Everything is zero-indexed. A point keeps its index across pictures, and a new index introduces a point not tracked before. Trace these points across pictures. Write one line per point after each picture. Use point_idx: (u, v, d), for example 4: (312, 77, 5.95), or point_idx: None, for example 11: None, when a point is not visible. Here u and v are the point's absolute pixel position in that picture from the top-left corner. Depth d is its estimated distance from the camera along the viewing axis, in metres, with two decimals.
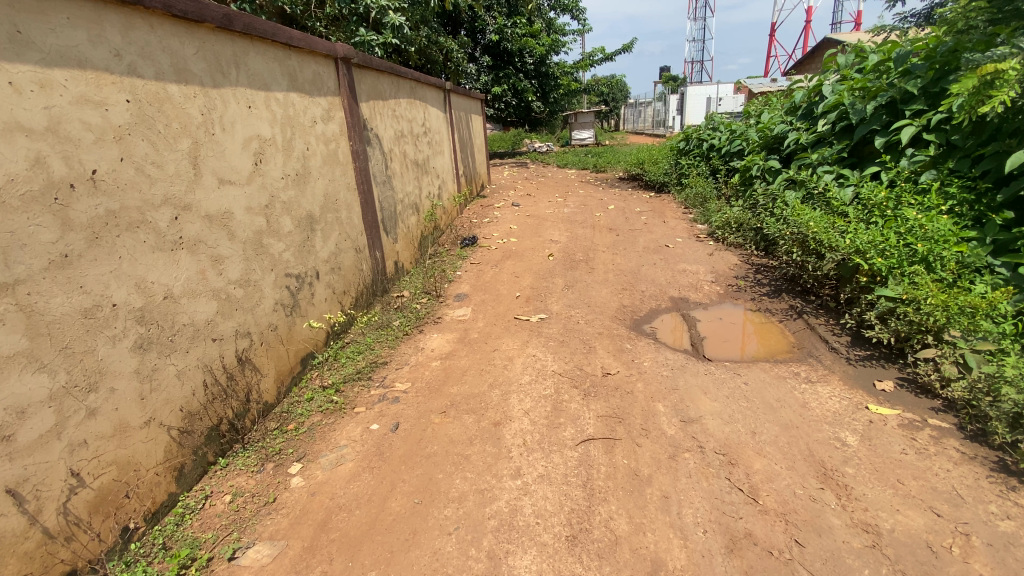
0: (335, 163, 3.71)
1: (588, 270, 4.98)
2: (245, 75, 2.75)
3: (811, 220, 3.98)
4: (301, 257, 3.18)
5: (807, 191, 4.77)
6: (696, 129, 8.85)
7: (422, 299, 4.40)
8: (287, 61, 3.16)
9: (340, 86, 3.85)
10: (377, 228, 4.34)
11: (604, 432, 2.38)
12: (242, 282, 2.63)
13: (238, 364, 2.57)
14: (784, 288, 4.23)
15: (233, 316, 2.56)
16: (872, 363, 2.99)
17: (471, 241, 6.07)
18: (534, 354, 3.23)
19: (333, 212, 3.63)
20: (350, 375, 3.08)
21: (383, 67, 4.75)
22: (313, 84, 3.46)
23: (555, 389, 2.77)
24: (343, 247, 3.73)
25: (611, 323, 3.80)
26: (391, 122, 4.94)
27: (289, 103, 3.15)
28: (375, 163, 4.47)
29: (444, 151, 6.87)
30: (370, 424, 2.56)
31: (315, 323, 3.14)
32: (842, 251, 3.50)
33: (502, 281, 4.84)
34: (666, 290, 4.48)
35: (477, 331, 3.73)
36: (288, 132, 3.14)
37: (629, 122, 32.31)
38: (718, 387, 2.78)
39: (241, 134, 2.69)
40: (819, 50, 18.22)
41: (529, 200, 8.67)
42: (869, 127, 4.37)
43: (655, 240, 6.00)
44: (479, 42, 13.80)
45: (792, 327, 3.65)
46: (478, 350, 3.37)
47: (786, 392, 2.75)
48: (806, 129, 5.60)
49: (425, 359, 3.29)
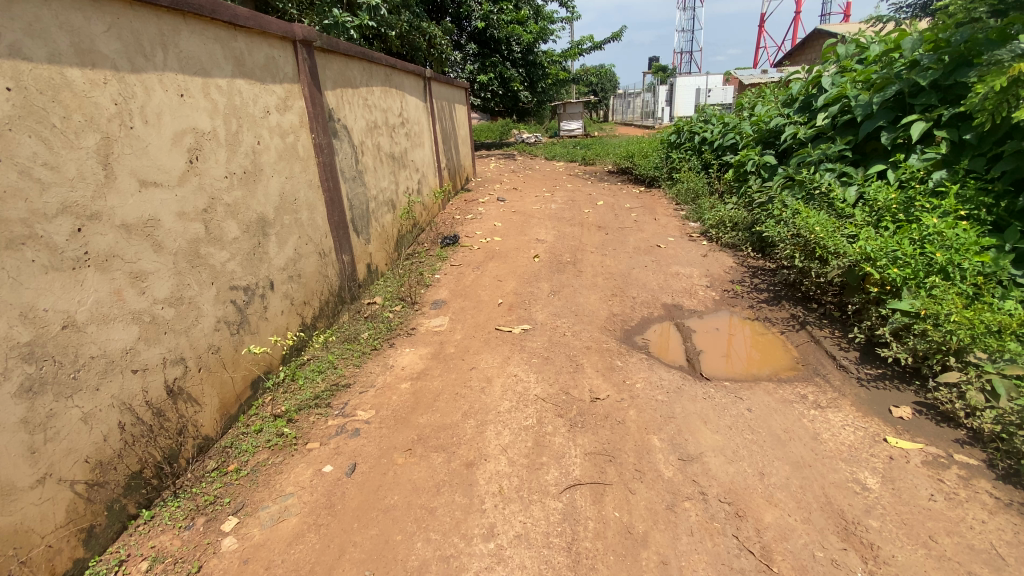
0: (293, 158, 3.32)
1: (576, 273, 4.66)
2: (175, 58, 2.35)
3: (815, 223, 3.70)
4: (249, 266, 2.81)
5: (807, 189, 4.50)
6: (688, 122, 8.52)
7: (395, 306, 4.05)
8: (233, 42, 2.76)
9: (300, 72, 3.45)
10: (345, 230, 3.97)
11: (592, 475, 2.07)
12: (172, 301, 2.27)
13: (168, 397, 2.22)
14: (783, 294, 3.96)
15: (160, 341, 2.19)
16: (886, 385, 2.74)
17: (452, 240, 5.71)
18: (516, 375, 2.90)
19: (291, 214, 3.26)
20: (306, 401, 2.74)
21: (353, 51, 4.33)
22: (266, 69, 3.06)
23: (537, 420, 2.44)
24: (303, 251, 3.36)
25: (600, 334, 3.48)
26: (362, 111, 4.54)
27: (234, 91, 2.75)
28: (343, 158, 4.08)
29: (424, 143, 6.47)
30: (322, 465, 2.24)
31: (268, 343, 2.79)
32: (850, 257, 3.22)
33: (483, 285, 4.50)
34: (659, 296, 4.17)
35: (454, 345, 3.38)
36: (234, 124, 2.74)
37: (618, 113, 31.95)
38: (719, 416, 2.48)
39: (169, 127, 2.30)
40: (809, 41, 18.02)
41: (515, 195, 8.31)
42: (875, 122, 4.08)
43: (646, 239, 5.68)
44: (464, 29, 13.33)
45: (795, 339, 3.38)
46: (454, 369, 3.03)
47: (794, 421, 2.46)
48: (804, 122, 5.31)
49: (394, 381, 2.94)
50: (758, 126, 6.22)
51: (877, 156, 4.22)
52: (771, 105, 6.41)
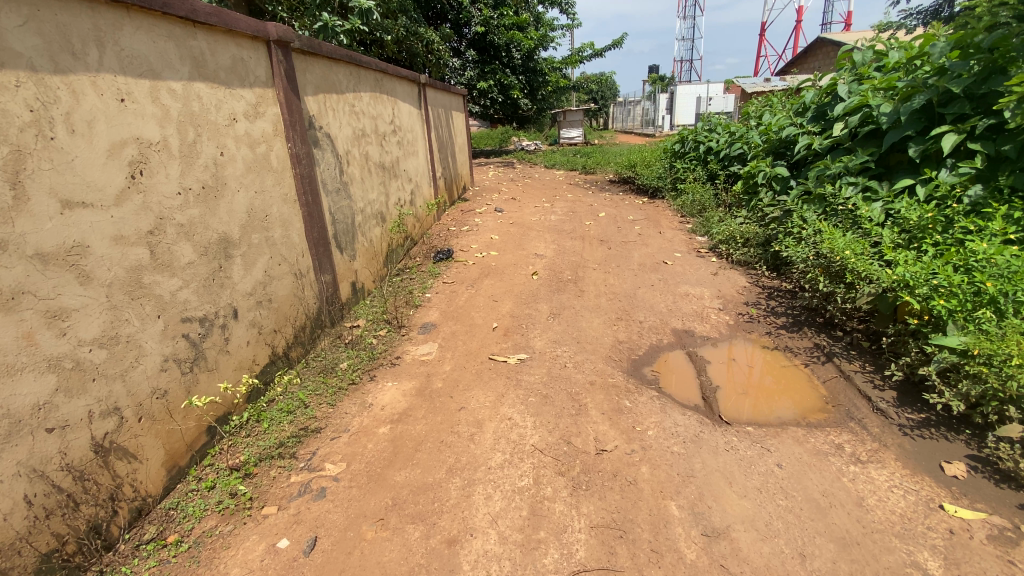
0: (264, 170, 3.00)
1: (577, 293, 4.32)
2: (115, 58, 2.02)
3: (840, 243, 3.37)
4: (207, 294, 2.48)
5: (827, 205, 4.17)
6: (693, 130, 8.22)
7: (379, 331, 3.70)
8: (191, 41, 2.44)
9: (274, 75, 3.13)
10: (326, 247, 3.63)
11: (600, 557, 1.73)
12: (105, 341, 1.94)
13: (97, 456, 1.88)
14: (804, 319, 3.63)
15: (87, 391, 1.86)
16: (932, 434, 2.41)
17: (445, 255, 5.36)
18: (510, 419, 2.54)
19: (260, 232, 2.92)
20: (269, 450, 2.40)
21: (338, 54, 4.03)
22: (233, 72, 2.74)
23: (533, 479, 2.10)
24: (274, 273, 3.03)
25: (605, 366, 3.13)
26: (348, 118, 4.22)
27: (192, 95, 2.43)
28: (325, 169, 3.76)
29: (418, 152, 6.17)
30: (278, 539, 1.91)
31: (228, 384, 2.44)
32: (884, 284, 2.90)
33: (477, 306, 4.15)
34: (668, 320, 3.83)
35: (442, 378, 3.02)
36: (190, 133, 2.42)
37: (619, 121, 31.69)
38: (745, 475, 2.13)
39: (105, 137, 1.97)
40: (811, 51, 17.81)
41: (514, 205, 7.99)
42: (902, 132, 3.74)
43: (652, 255, 5.35)
44: (464, 36, 13.28)
45: (821, 374, 3.05)
46: (440, 410, 2.67)
47: (832, 481, 2.13)
48: (819, 131, 4.99)
49: (371, 424, 2.59)
50: (769, 135, 5.90)
51: (903, 169, 3.88)
52: (781, 114, 6.09)
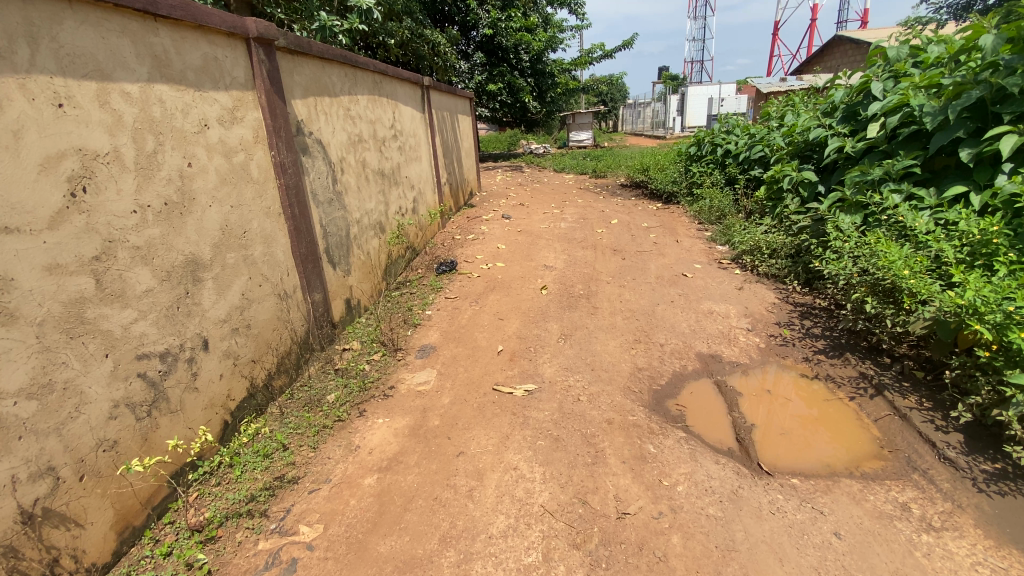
0: (242, 181, 2.69)
1: (590, 311, 3.98)
2: (52, 56, 1.73)
3: (886, 258, 2.99)
4: (169, 324, 2.18)
5: (867, 214, 3.78)
6: (709, 133, 7.84)
7: (373, 355, 3.37)
8: (151, 37, 2.15)
9: (254, 76, 2.82)
10: (315, 263, 3.32)
11: None
12: (35, 391, 1.65)
13: (25, 527, 1.59)
14: (845, 342, 3.25)
15: (11, 452, 1.57)
16: (1013, 491, 2.06)
17: (448, 266, 5.03)
18: (517, 469, 2.20)
19: (237, 251, 2.62)
20: (237, 506, 2.11)
21: (330, 53, 3.72)
22: (203, 72, 2.44)
23: (542, 555, 1.77)
24: (252, 296, 2.72)
25: (622, 400, 2.78)
26: (342, 122, 3.92)
27: (151, 99, 2.13)
28: (316, 178, 3.45)
29: (421, 157, 5.86)
30: None
31: (176, 441, 2.07)
32: (946, 308, 2.52)
33: (481, 326, 3.81)
34: (691, 342, 3.47)
35: (440, 414, 2.69)
36: (149, 141, 2.12)
37: (629, 123, 31.33)
38: (798, 549, 1.79)
39: (37, 149, 1.68)
40: (828, 50, 17.34)
41: (522, 212, 7.66)
42: (951, 134, 3.33)
43: (670, 266, 4.99)
44: (472, 39, 12.92)
45: (871, 411, 2.69)
46: (435, 455, 2.34)
47: (900, 557, 1.79)
48: (852, 133, 4.60)
49: (356, 473, 2.27)
50: (793, 138, 5.49)
51: (953, 175, 3.47)
52: (805, 115, 5.66)
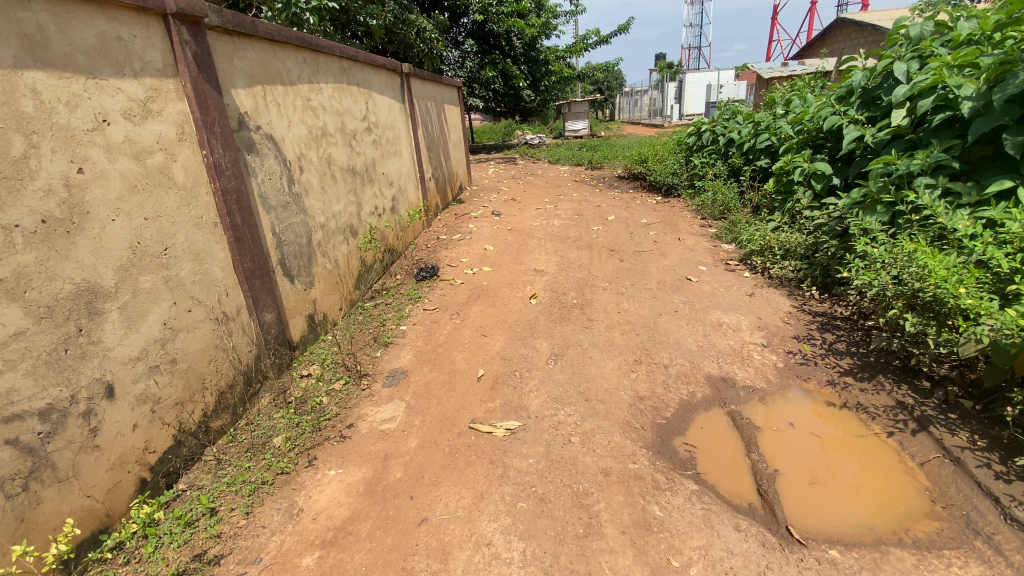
0: (163, 187, 2.23)
1: (584, 324, 3.54)
2: None
3: (927, 266, 2.53)
4: (53, 372, 1.74)
5: (895, 212, 3.33)
6: (711, 121, 7.36)
7: (333, 384, 2.93)
8: (20, 11, 1.69)
9: (176, 59, 2.34)
10: (265, 278, 2.87)
11: None
12: None
13: None
14: (876, 362, 2.82)
15: None
16: None
17: (429, 272, 4.58)
18: (491, 546, 1.79)
19: (156, 272, 2.17)
20: None
21: (282, 35, 3.23)
22: (100, 55, 1.97)
23: None
24: (180, 325, 2.28)
25: (621, 441, 2.34)
26: (301, 114, 3.44)
27: (19, 90, 1.68)
28: (266, 179, 2.98)
29: (401, 152, 5.37)
30: None
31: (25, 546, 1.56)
32: (1007, 330, 2.07)
33: (460, 345, 3.37)
34: (700, 362, 3.04)
35: (403, 463, 2.27)
36: (18, 142, 1.67)
37: (624, 112, 30.64)
38: None
39: None
40: (829, 33, 16.81)
41: (513, 208, 7.20)
42: (992, 120, 2.84)
43: (671, 268, 4.55)
44: (462, 26, 12.27)
45: (914, 451, 2.27)
46: (393, 524, 1.92)
47: None
48: (870, 121, 4.12)
49: (294, 550, 1.87)
50: (803, 126, 5.00)
51: (994, 167, 3.00)
52: (817, 101, 5.16)
